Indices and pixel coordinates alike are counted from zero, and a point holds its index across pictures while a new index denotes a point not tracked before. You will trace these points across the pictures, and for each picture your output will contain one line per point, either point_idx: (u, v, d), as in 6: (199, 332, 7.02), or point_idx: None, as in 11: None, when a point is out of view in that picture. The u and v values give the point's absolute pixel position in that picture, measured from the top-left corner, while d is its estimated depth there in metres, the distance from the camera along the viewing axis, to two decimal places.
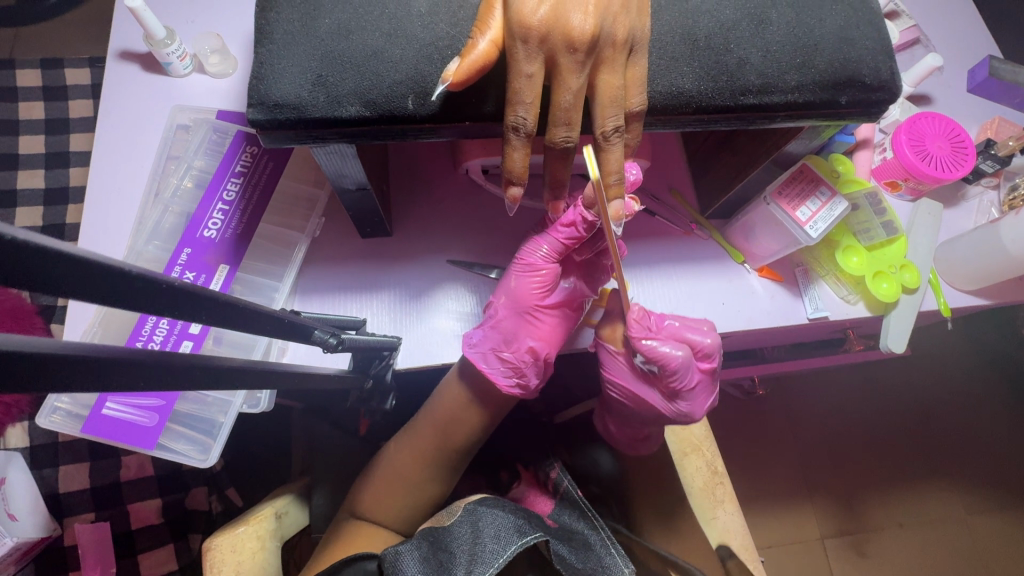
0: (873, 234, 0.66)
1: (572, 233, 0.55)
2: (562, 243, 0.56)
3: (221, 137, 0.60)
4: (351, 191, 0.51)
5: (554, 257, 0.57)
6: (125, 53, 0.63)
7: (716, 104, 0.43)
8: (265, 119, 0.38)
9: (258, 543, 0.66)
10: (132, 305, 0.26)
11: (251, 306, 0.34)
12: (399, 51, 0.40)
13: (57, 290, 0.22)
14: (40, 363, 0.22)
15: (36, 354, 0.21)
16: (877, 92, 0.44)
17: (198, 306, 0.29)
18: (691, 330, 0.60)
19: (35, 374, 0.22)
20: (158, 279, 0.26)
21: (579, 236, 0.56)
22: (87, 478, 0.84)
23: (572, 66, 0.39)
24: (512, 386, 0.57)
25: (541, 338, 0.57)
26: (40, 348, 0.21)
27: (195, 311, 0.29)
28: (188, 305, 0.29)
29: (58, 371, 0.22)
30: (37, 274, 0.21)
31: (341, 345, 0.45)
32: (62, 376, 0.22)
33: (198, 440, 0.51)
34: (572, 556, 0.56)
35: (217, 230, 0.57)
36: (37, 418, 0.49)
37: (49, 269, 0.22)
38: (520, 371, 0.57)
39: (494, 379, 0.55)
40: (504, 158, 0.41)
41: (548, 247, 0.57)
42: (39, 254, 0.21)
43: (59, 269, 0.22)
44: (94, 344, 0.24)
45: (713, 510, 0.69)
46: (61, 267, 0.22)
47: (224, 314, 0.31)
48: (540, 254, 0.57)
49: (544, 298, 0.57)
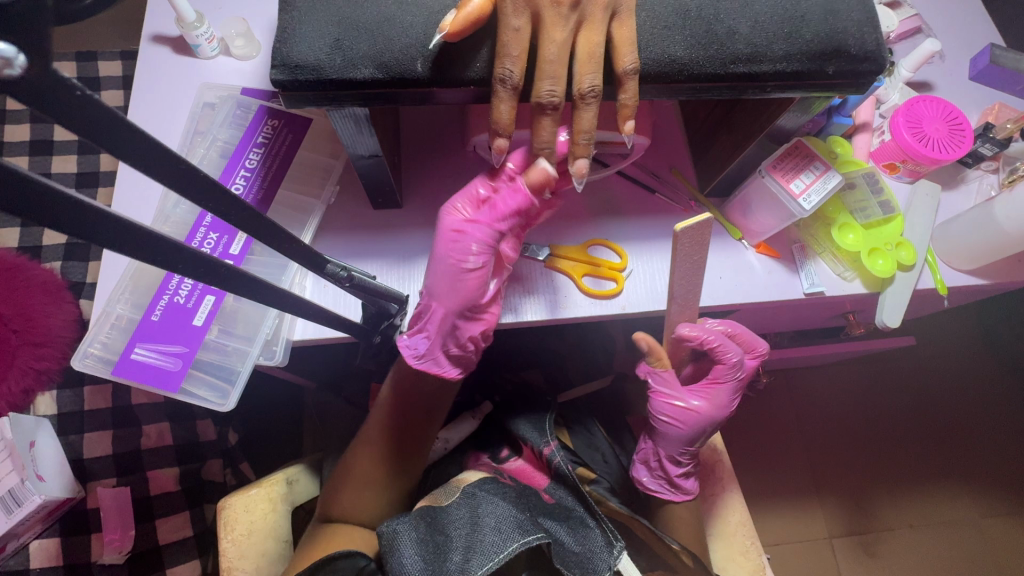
0: (869, 213, 0.67)
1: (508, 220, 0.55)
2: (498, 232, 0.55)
3: (244, 112, 0.64)
4: (364, 158, 0.54)
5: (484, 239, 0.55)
6: (157, 37, 0.67)
7: (707, 72, 0.45)
8: (286, 79, 0.42)
9: (268, 504, 0.69)
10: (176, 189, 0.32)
11: (272, 224, 0.39)
12: (409, 17, 0.43)
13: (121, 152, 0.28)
14: (93, 215, 0.27)
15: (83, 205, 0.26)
16: (864, 62, 0.46)
17: (224, 203, 0.35)
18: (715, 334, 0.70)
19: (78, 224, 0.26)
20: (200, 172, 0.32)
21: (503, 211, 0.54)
22: (110, 445, 0.87)
23: (556, 19, 0.43)
24: (461, 371, 0.60)
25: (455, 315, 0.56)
26: (97, 205, 0.27)
27: (224, 210, 0.35)
28: (219, 203, 0.35)
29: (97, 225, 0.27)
30: (105, 137, 0.27)
31: (349, 281, 0.48)
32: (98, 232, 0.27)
33: (216, 386, 0.54)
34: (571, 540, 0.62)
35: (239, 195, 0.61)
36: (71, 361, 0.53)
37: (117, 133, 0.27)
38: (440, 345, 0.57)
39: (413, 354, 0.57)
40: (492, 109, 0.44)
41: (482, 238, 0.55)
42: (112, 120, 0.27)
43: (125, 136, 0.28)
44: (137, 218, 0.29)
45: (712, 487, 0.71)
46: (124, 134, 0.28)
47: (251, 224, 0.37)
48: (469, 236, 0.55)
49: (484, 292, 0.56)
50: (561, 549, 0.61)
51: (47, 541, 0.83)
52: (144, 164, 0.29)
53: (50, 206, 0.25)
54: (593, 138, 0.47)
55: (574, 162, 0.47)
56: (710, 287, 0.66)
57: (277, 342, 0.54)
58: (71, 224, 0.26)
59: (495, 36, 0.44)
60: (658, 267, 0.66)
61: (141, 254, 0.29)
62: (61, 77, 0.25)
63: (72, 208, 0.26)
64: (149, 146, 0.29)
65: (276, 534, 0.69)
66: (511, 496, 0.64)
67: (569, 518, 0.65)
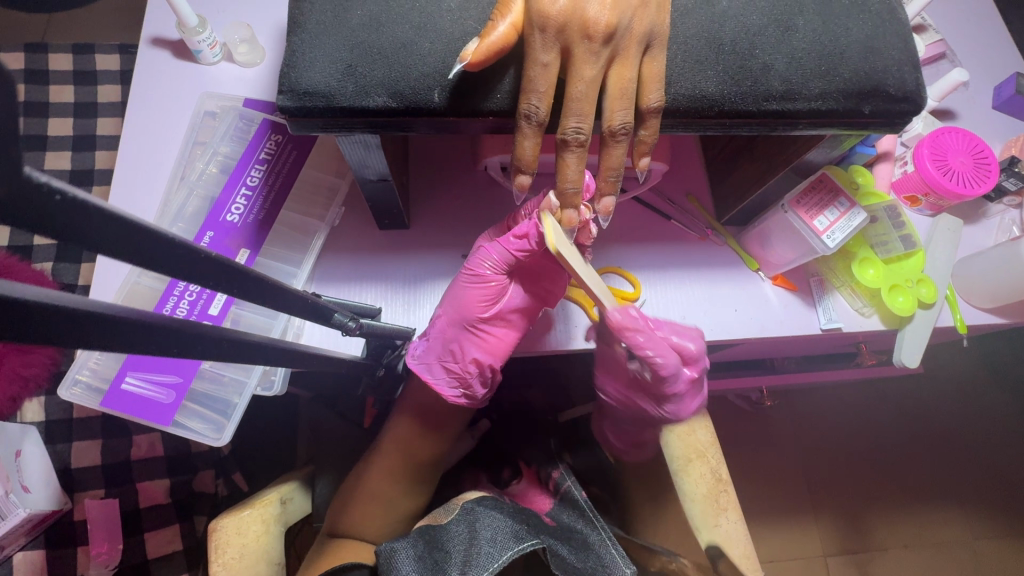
0: (890, 248, 0.65)
1: (525, 246, 0.53)
2: (517, 258, 0.55)
3: (247, 125, 0.61)
4: (372, 181, 0.52)
5: (501, 267, 0.55)
6: (157, 40, 0.64)
7: (738, 109, 0.43)
8: (294, 107, 0.39)
9: (262, 527, 0.66)
10: (171, 273, 0.27)
11: (279, 285, 0.35)
12: (427, 45, 0.41)
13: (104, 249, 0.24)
14: (59, 314, 0.23)
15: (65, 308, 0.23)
16: (901, 103, 0.44)
17: (226, 277, 0.30)
18: (681, 337, 0.61)
19: (85, 328, 0.24)
20: (201, 252, 0.28)
21: (530, 250, 0.54)
22: (99, 455, 0.83)
23: (587, 56, 0.40)
24: (457, 391, 0.59)
25: (461, 334, 0.57)
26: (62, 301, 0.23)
27: (226, 284, 0.31)
28: (224, 279, 0.30)
29: (73, 327, 0.24)
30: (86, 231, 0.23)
31: (358, 329, 0.46)
32: (111, 337, 0.25)
33: (211, 419, 0.53)
34: (572, 556, 0.56)
35: (240, 215, 0.59)
36: (59, 389, 0.51)
37: (96, 228, 0.23)
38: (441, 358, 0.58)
39: (412, 356, 0.58)
40: (515, 146, 0.42)
41: (498, 256, 0.55)
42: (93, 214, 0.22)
43: (106, 230, 0.23)
44: (135, 309, 0.27)
45: (715, 516, 0.60)
46: (109, 228, 0.23)
47: (256, 291, 0.33)
48: (488, 264, 0.55)
49: (489, 310, 0.57)
50: (561, 561, 0.54)
51: (32, 553, 0.79)
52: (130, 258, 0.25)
53: (48, 322, 0.23)
54: (620, 175, 0.45)
55: (600, 200, 0.46)
56: (727, 320, 0.64)
57: (276, 372, 0.54)
58: (38, 325, 0.22)
59: (522, 67, 0.41)
60: (672, 298, 0.64)
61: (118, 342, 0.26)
62: (36, 182, 0.20)
63: (40, 314, 0.22)
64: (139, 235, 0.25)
65: (269, 558, 0.65)
66: (509, 510, 0.62)
67: (571, 539, 0.60)
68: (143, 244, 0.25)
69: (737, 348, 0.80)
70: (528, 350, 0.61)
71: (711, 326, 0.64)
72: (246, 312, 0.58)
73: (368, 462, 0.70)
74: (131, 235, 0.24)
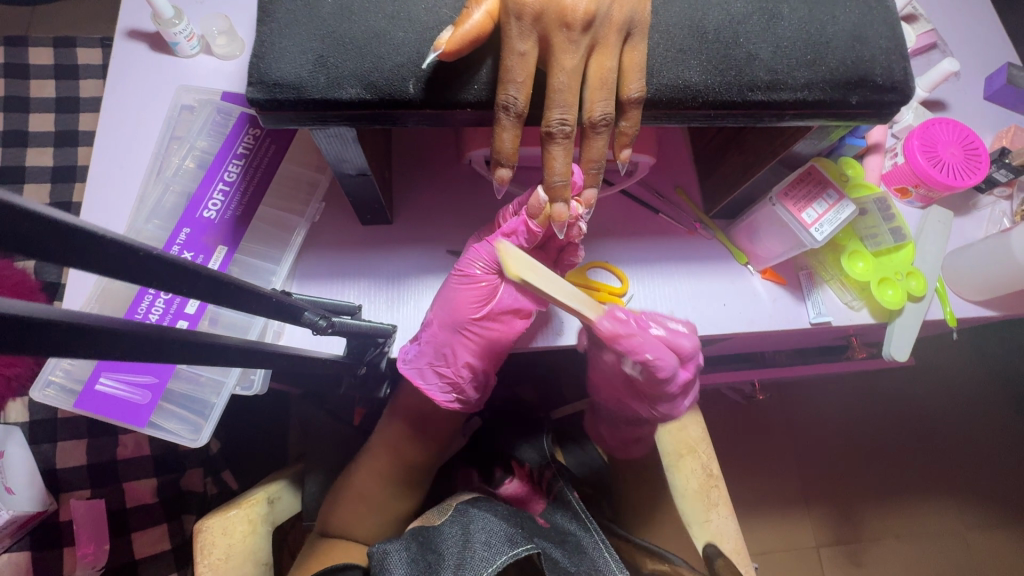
0: (880, 240, 0.64)
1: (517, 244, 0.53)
2: None
3: (224, 119, 0.60)
4: (351, 176, 0.50)
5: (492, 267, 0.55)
6: (132, 32, 0.63)
7: (722, 100, 0.42)
8: (264, 99, 0.38)
9: (248, 526, 0.64)
10: (126, 278, 0.26)
11: (241, 284, 0.34)
12: (402, 34, 0.40)
13: (41, 253, 0.22)
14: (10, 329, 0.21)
15: (45, 323, 0.23)
16: (889, 93, 0.43)
17: (185, 278, 0.29)
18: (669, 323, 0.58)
19: (44, 343, 0.23)
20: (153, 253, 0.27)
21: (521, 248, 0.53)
22: (83, 455, 0.82)
23: (567, 44, 0.39)
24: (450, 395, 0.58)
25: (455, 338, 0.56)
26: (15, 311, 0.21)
27: (187, 286, 0.30)
28: (184, 280, 0.29)
29: (42, 339, 0.23)
30: (24, 237, 0.21)
31: (331, 328, 0.44)
32: (76, 349, 0.24)
33: (189, 420, 0.52)
34: (566, 560, 0.56)
35: (217, 211, 0.58)
36: (31, 391, 0.50)
37: (36, 233, 0.22)
38: (432, 364, 0.57)
39: (404, 362, 0.57)
40: (495, 139, 0.41)
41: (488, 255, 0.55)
42: (28, 217, 0.21)
43: (46, 233, 0.22)
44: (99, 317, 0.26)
45: (707, 513, 0.61)
46: (45, 230, 0.22)
47: (219, 292, 0.32)
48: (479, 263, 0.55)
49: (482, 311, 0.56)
50: (552, 564, 0.55)
51: (17, 555, 0.78)
52: (76, 262, 0.24)
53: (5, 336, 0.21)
54: (602, 167, 0.44)
55: (584, 191, 0.45)
56: (715, 315, 0.63)
57: (255, 372, 0.53)
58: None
59: (498, 56, 0.40)
60: (659, 291, 0.64)
61: (83, 353, 0.25)
62: None
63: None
64: (82, 240, 0.23)
65: (256, 557, 0.64)
66: (503, 512, 0.61)
67: (565, 541, 0.60)
68: (81, 248, 0.24)
69: (727, 342, 0.79)
70: (525, 346, 0.59)
71: (700, 321, 0.63)
72: (225, 309, 0.56)
73: (356, 460, 0.70)
74: (69, 236, 0.23)
